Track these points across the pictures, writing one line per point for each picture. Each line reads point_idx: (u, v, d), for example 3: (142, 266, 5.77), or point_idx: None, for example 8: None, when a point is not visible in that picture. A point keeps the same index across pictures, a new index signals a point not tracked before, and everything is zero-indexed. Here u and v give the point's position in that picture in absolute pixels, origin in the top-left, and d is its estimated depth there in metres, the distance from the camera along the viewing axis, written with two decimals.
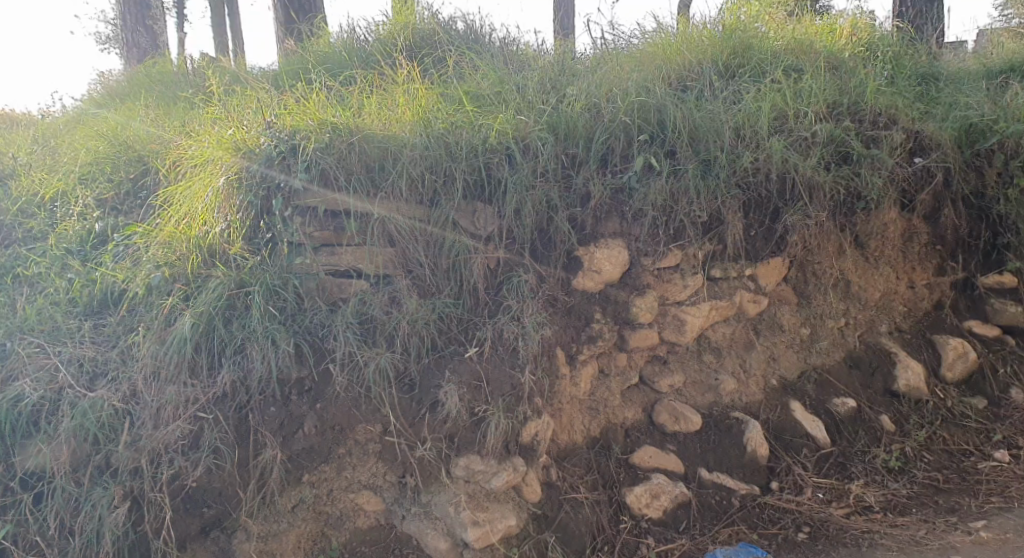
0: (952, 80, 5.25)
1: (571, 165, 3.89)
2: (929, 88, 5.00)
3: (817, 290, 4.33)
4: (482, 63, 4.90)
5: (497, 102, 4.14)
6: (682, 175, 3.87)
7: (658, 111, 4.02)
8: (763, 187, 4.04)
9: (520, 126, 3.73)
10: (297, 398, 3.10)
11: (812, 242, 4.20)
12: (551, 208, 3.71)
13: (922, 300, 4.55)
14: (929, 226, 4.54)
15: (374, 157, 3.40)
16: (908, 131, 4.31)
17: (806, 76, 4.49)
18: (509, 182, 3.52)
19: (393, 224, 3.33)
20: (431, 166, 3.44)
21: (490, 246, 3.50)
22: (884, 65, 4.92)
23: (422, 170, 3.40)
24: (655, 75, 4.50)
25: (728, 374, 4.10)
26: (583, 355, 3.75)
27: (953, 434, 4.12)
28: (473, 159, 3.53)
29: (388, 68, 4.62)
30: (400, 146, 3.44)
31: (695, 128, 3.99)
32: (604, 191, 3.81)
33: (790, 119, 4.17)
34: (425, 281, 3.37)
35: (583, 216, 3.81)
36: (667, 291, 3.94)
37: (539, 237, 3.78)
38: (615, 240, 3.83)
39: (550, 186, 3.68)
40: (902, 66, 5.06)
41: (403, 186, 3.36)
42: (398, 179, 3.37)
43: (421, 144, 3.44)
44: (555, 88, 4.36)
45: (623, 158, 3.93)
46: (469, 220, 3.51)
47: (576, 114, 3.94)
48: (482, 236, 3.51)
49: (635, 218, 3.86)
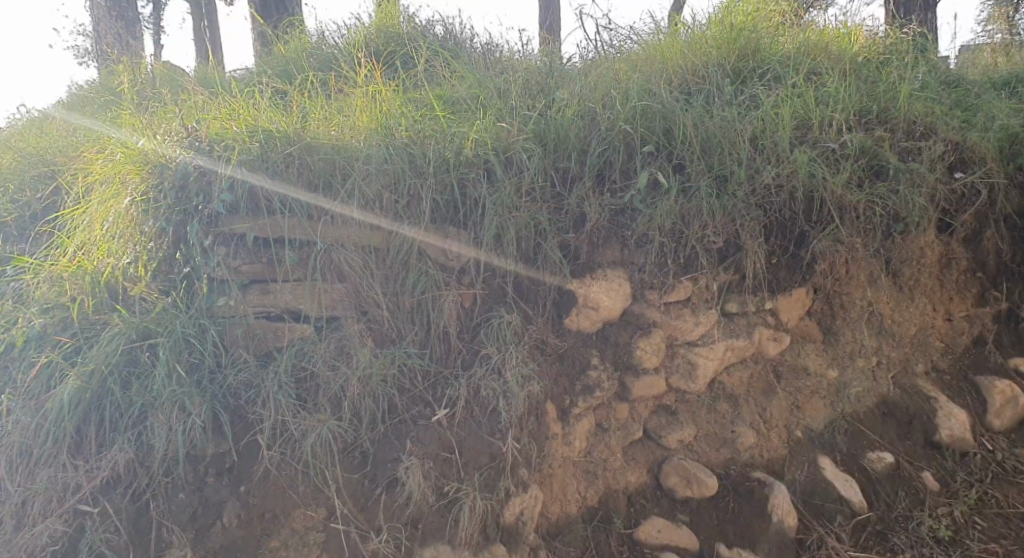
0: (981, 86, 4.72)
1: (562, 181, 3.28)
2: (962, 92, 4.46)
3: (845, 326, 3.76)
4: (460, 65, 4.30)
5: (474, 107, 3.53)
6: (693, 193, 3.28)
7: (664, 118, 3.43)
8: (787, 207, 3.46)
9: (501, 135, 3.13)
10: (215, 481, 2.52)
11: (839, 271, 3.62)
12: (537, 232, 3.09)
13: (960, 335, 3.99)
14: (969, 250, 4.00)
15: (319, 171, 2.80)
16: (947, 141, 3.75)
17: (829, 80, 3.94)
18: (489, 201, 2.90)
19: (344, 254, 2.74)
20: (388, 184, 2.83)
21: (466, 281, 2.88)
22: (910, 69, 4.39)
23: (378, 188, 2.80)
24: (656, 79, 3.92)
25: (746, 425, 3.50)
26: (578, 409, 3.13)
27: (1008, 494, 3.48)
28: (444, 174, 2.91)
29: (350, 71, 4.02)
30: (352, 159, 2.85)
31: (707, 138, 3.40)
32: (602, 213, 3.20)
33: (815, 128, 3.60)
34: (383, 325, 2.74)
35: (577, 241, 3.20)
36: (676, 330, 3.33)
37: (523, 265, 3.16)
38: (615, 270, 3.22)
39: (538, 207, 3.09)
40: (929, 69, 4.51)
41: (353, 207, 2.76)
42: (348, 200, 2.76)
43: (378, 155, 2.85)
44: (543, 91, 3.77)
45: (624, 173, 3.32)
46: (438, 247, 2.86)
47: (567, 121, 3.34)
48: (450, 269, 2.88)
49: (638, 245, 3.25)
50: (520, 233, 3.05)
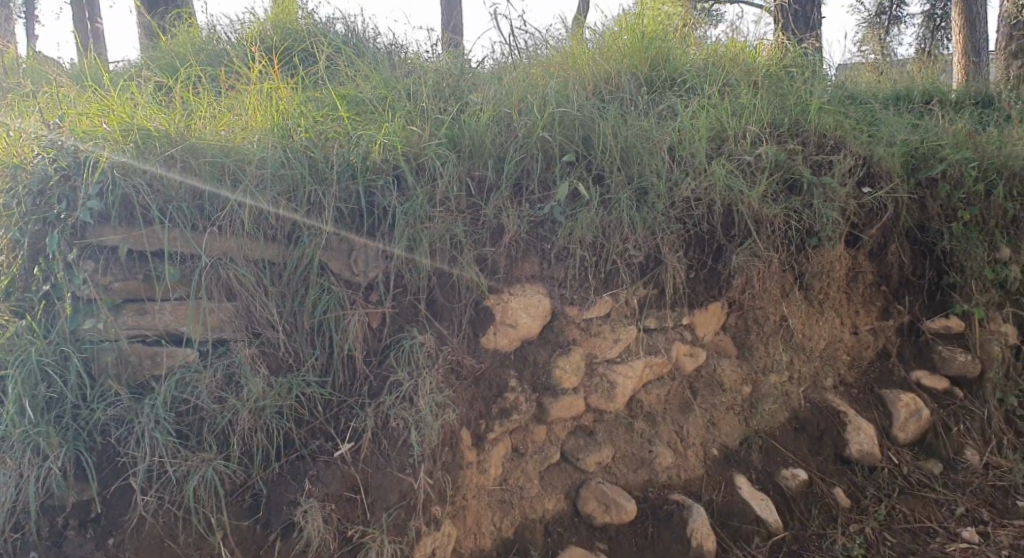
0: (878, 103, 4.90)
1: (477, 190, 3.08)
2: (864, 108, 4.60)
3: (760, 340, 3.77)
4: (365, 63, 4.04)
5: (381, 109, 3.28)
6: (614, 205, 3.15)
7: (584, 127, 3.30)
8: (706, 220, 3.41)
9: (412, 141, 2.93)
10: (77, 534, 2.20)
11: (756, 286, 3.60)
12: (451, 245, 2.88)
13: (866, 348, 4.16)
14: (874, 264, 4.13)
15: (204, 178, 2.47)
16: (855, 157, 3.84)
17: (742, 93, 3.94)
18: (401, 211, 2.68)
19: (235, 271, 2.43)
20: (286, 192, 2.56)
21: (372, 299, 2.63)
22: (815, 84, 4.48)
23: (274, 196, 2.52)
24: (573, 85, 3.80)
25: (664, 444, 3.44)
26: (494, 434, 2.95)
27: (913, 508, 3.67)
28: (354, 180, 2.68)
29: (242, 65, 3.69)
30: (245, 162, 2.55)
31: (627, 147, 3.29)
32: (521, 225, 3.03)
33: (732, 141, 3.58)
34: (279, 349, 2.46)
35: (493, 254, 3.01)
36: (595, 348, 3.21)
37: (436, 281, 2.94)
38: (533, 286, 3.06)
39: (453, 218, 2.87)
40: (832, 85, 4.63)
41: (244, 216, 2.44)
42: (238, 210, 2.44)
43: (274, 158, 2.57)
44: (454, 94, 3.57)
45: (542, 183, 3.16)
46: (342, 261, 2.61)
47: (482, 127, 3.16)
48: (354, 286, 2.62)
49: (557, 259, 3.10)
50: (432, 247, 2.85)
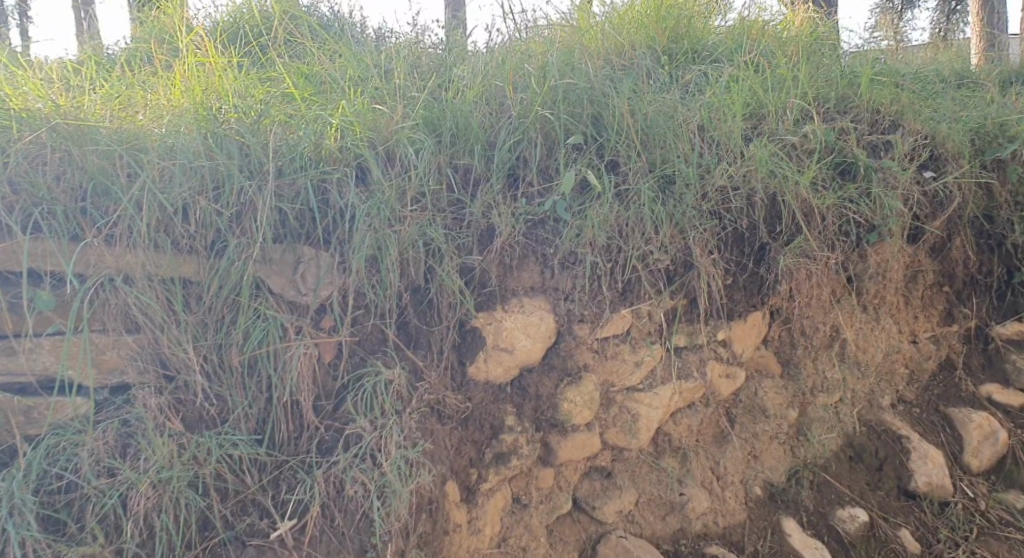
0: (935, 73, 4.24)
1: (461, 183, 2.50)
2: (917, 78, 3.96)
3: (807, 357, 3.22)
4: (332, 38, 3.45)
5: (342, 86, 2.72)
6: (632, 198, 2.54)
7: (593, 104, 2.69)
8: (746, 215, 2.80)
9: (378, 124, 2.38)
10: None
11: (801, 292, 3.03)
12: (423, 251, 2.29)
13: (927, 359, 3.56)
14: (936, 262, 3.51)
15: (89, 170, 2.07)
16: (918, 134, 3.22)
17: (778, 64, 3.35)
18: (362, 215, 2.17)
19: (133, 296, 2.02)
20: (197, 189, 2.10)
21: (324, 328, 2.17)
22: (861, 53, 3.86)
23: (185, 195, 2.08)
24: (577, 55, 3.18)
25: (697, 485, 2.89)
26: (490, 483, 2.35)
27: (997, 553, 3.05)
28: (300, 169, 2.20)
29: (176, 14, 3.12)
30: (143, 151, 2.15)
31: (647, 129, 2.69)
32: (516, 226, 2.43)
33: (771, 119, 2.98)
34: (194, 400, 2.06)
35: (484, 261, 2.41)
36: (613, 374, 2.63)
37: (410, 297, 2.34)
38: (535, 298, 2.47)
39: (431, 220, 2.31)
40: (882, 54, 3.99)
41: (145, 224, 2.03)
42: (133, 211, 2.03)
43: (187, 148, 2.14)
44: (435, 71, 2.98)
45: (545, 172, 2.56)
46: (284, 279, 2.14)
47: (467, 106, 2.57)
48: (298, 313, 2.14)
49: (563, 267, 2.50)
50: (400, 254, 2.25)
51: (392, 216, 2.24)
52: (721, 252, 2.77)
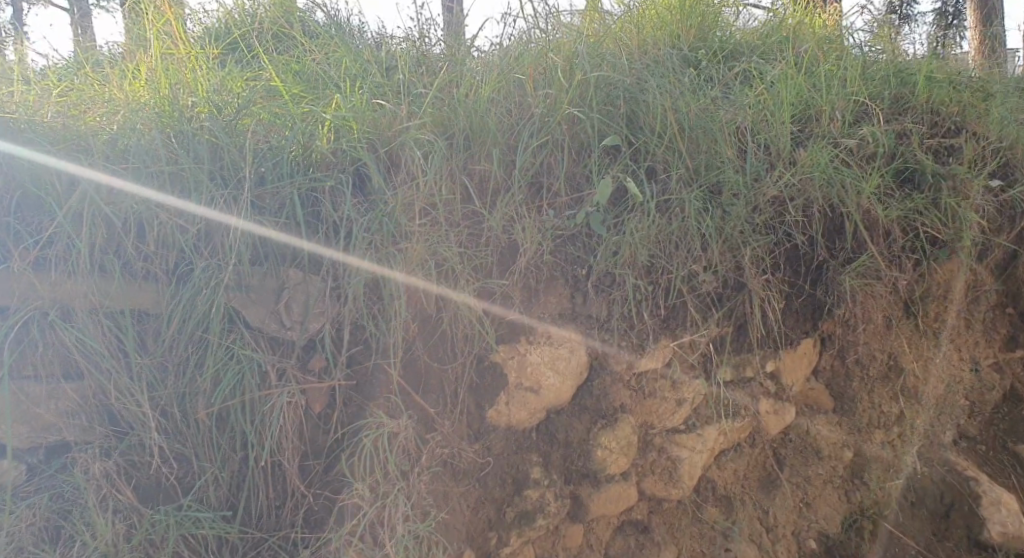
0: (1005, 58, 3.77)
1: (479, 192, 2.14)
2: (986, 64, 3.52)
3: (863, 389, 2.83)
4: (327, 31, 3.06)
5: (336, 83, 2.36)
6: (675, 210, 2.18)
7: (629, 100, 2.31)
8: (801, 229, 2.43)
9: (379, 126, 2.03)
10: None
11: (857, 316, 2.67)
12: (432, 273, 1.92)
13: (991, 389, 3.16)
14: (1000, 281, 3.12)
15: (20, 178, 1.84)
16: (985, 138, 2.88)
17: (824, 59, 3.01)
18: (360, 236, 1.87)
19: (72, 334, 1.79)
20: (138, 198, 1.83)
21: (313, 370, 1.88)
22: (928, 33, 3.40)
23: (134, 207, 1.82)
24: (607, 40, 2.78)
25: (747, 538, 2.51)
26: (512, 547, 1.99)
27: None
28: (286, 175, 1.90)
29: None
30: (85, 151, 1.91)
31: (692, 128, 2.30)
32: (542, 242, 2.06)
33: (824, 120, 2.63)
34: (149, 463, 1.83)
35: (506, 285, 2.04)
36: (651, 415, 2.28)
37: (418, 327, 1.97)
38: (564, 327, 2.10)
39: (443, 236, 1.94)
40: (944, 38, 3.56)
41: (87, 249, 1.79)
42: (69, 227, 1.79)
43: (138, 149, 1.85)
44: (444, 64, 2.60)
45: (574, 180, 2.20)
46: (263, 310, 1.85)
47: (482, 105, 2.19)
48: (282, 353, 1.86)
49: (598, 290, 2.12)
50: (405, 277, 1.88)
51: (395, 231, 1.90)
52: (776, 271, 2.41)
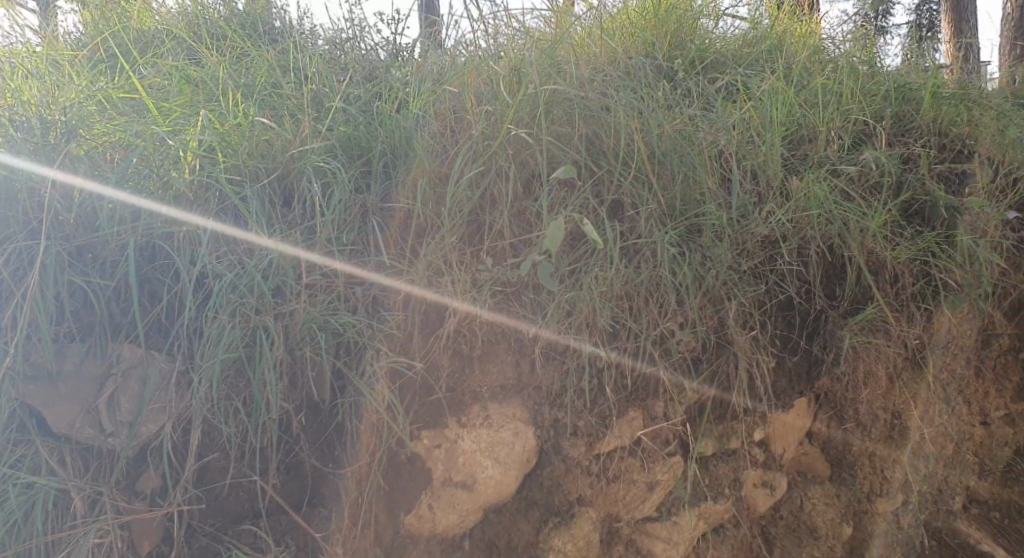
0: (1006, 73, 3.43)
1: (400, 234, 1.71)
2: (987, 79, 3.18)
3: (866, 455, 2.41)
4: (243, 20, 2.60)
5: (227, 82, 1.88)
6: (643, 257, 1.78)
7: (589, 116, 1.88)
8: (794, 275, 2.03)
9: (272, 148, 1.68)
10: None
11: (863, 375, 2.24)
12: (326, 347, 1.52)
13: (1003, 446, 2.76)
14: (1017, 323, 2.72)
15: None
16: (999, 164, 2.51)
17: (814, 71, 2.63)
18: (230, 301, 1.46)
19: None
20: None
21: (143, 493, 1.50)
22: (922, 45, 3.07)
23: None
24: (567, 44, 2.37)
25: None
26: None
27: None
28: (120, 203, 1.56)
29: None
30: None
31: (666, 155, 1.89)
32: (478, 300, 1.63)
33: (819, 144, 2.25)
34: None
35: (427, 358, 1.61)
36: (616, 505, 1.85)
37: (307, 418, 1.58)
38: (507, 403, 1.67)
39: (342, 299, 1.56)
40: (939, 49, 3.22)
41: None
42: None
43: None
44: (376, 76, 2.18)
45: (518, 220, 1.79)
46: (74, 409, 1.50)
47: (409, 125, 1.81)
48: (94, 472, 1.49)
49: (548, 358, 1.68)
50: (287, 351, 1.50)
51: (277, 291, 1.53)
52: (768, 326, 1.99)
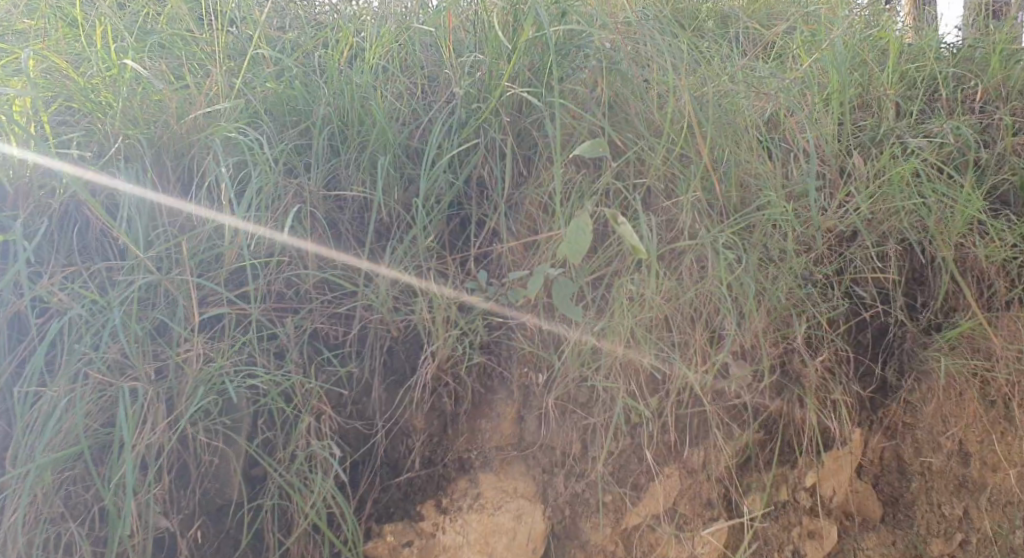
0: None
1: (355, 234, 1.22)
2: None
3: (944, 493, 1.78)
4: None
5: (106, 19, 1.33)
6: (688, 264, 1.31)
7: (613, 73, 1.38)
8: (871, 281, 1.56)
9: (162, 111, 1.17)
10: None
11: (958, 407, 1.72)
12: (234, 419, 1.03)
13: None
14: None
15: None
16: None
17: (869, 21, 2.15)
18: (73, 356, 0.97)
19: None
20: None
21: None
22: None
23: None
24: None
25: None
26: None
27: None
28: None
29: None
30: None
31: (711, 127, 1.42)
32: (464, 336, 1.15)
33: (888, 112, 1.79)
34: None
35: (392, 424, 1.14)
36: None
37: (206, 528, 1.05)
38: (505, 475, 1.19)
39: (258, 343, 1.05)
40: None
41: None
42: None
43: None
44: (321, 18, 1.64)
45: (513, 217, 1.30)
46: None
47: (362, 80, 1.30)
48: None
49: (566, 410, 1.19)
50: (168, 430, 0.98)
51: (156, 328, 1.03)
52: (840, 348, 1.52)
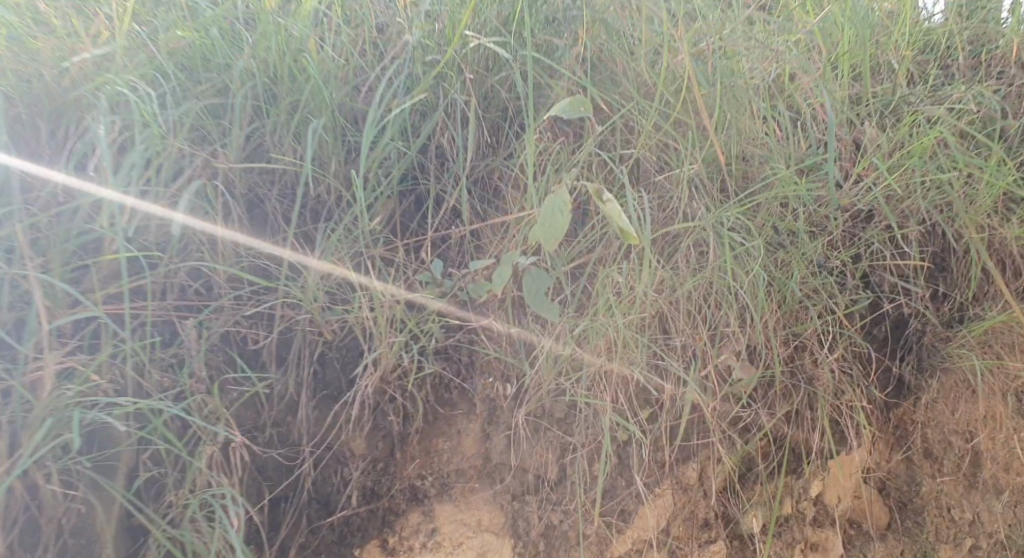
0: None
1: (280, 216, 1.01)
2: None
3: (959, 502, 1.47)
4: None
5: None
6: (684, 251, 1.11)
7: (597, 23, 1.16)
8: (891, 268, 1.35)
9: (39, 58, 0.96)
10: None
11: (984, 404, 1.45)
12: (105, 456, 0.86)
13: None
14: None
15: None
16: None
17: None
18: None
19: None
20: None
21: None
22: None
23: None
24: None
25: None
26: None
27: None
28: None
29: None
30: None
31: (712, 89, 1.22)
32: (413, 340, 0.95)
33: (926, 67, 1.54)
34: None
35: (319, 451, 0.94)
36: None
37: None
38: (468, 505, 1.00)
39: (144, 361, 0.87)
40: None
41: None
42: None
43: None
44: None
45: (481, 197, 1.12)
46: None
47: (298, 26, 1.07)
48: None
49: (541, 428, 0.99)
50: (7, 473, 0.81)
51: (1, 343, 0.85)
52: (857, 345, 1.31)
